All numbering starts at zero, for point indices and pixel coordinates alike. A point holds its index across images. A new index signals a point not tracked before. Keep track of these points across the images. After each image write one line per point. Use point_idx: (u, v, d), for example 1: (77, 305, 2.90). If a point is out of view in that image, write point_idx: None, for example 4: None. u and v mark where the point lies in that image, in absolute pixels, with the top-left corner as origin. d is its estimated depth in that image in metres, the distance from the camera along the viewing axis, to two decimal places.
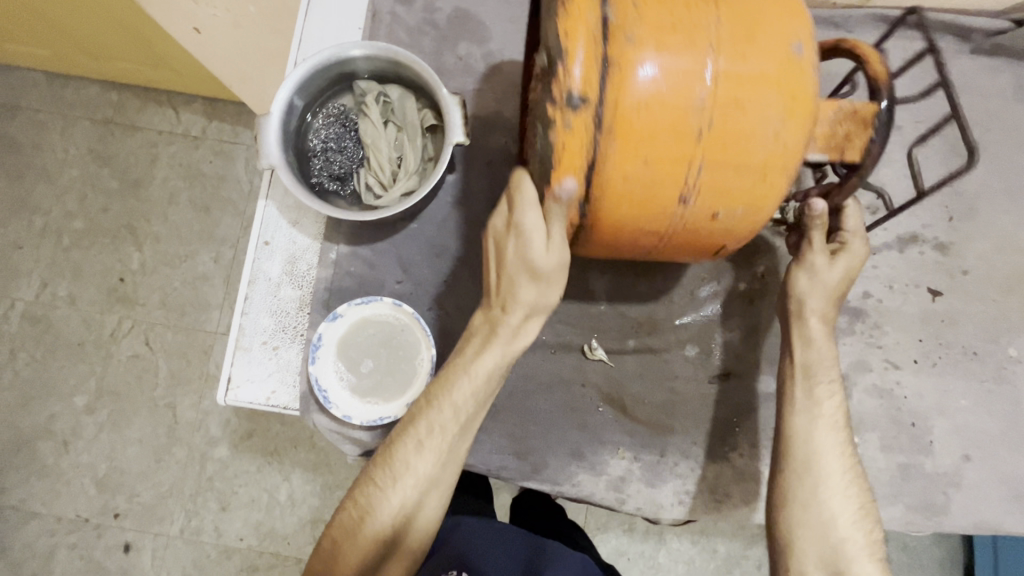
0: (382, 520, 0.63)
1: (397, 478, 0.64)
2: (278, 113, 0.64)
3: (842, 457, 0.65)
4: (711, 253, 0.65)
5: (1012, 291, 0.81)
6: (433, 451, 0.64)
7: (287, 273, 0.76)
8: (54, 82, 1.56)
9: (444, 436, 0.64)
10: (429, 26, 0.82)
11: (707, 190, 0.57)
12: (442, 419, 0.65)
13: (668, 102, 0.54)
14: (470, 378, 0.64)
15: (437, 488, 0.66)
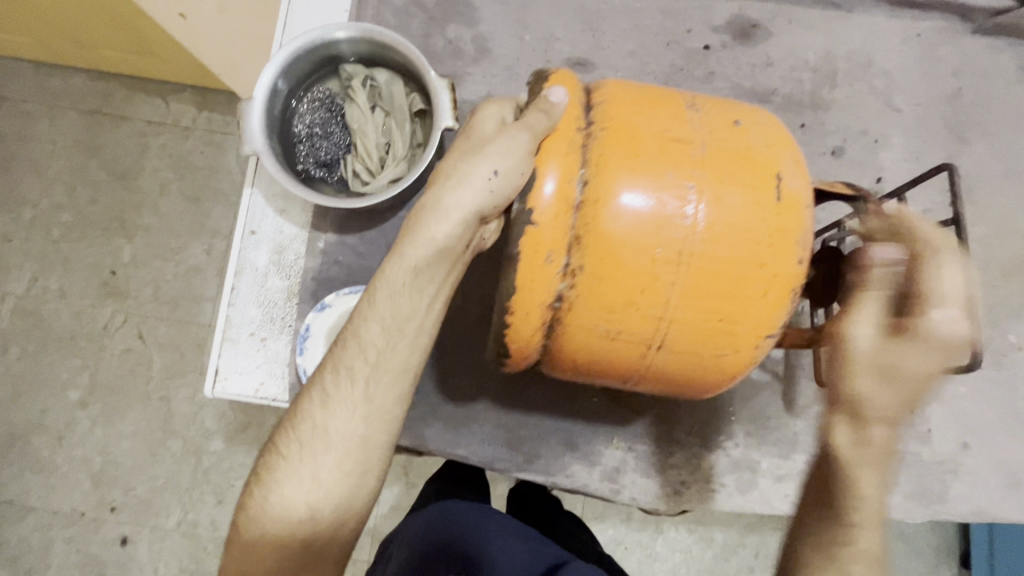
0: (287, 505, 0.55)
1: (299, 455, 0.56)
2: (261, 98, 0.62)
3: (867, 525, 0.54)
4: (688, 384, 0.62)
5: (1012, 276, 0.80)
6: (343, 407, 0.56)
7: (274, 263, 0.75)
8: (40, 72, 1.53)
9: (355, 383, 0.57)
10: (417, 8, 0.79)
11: (684, 321, 0.57)
12: (349, 362, 0.57)
13: (648, 239, 0.55)
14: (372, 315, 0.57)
15: (354, 456, 0.56)
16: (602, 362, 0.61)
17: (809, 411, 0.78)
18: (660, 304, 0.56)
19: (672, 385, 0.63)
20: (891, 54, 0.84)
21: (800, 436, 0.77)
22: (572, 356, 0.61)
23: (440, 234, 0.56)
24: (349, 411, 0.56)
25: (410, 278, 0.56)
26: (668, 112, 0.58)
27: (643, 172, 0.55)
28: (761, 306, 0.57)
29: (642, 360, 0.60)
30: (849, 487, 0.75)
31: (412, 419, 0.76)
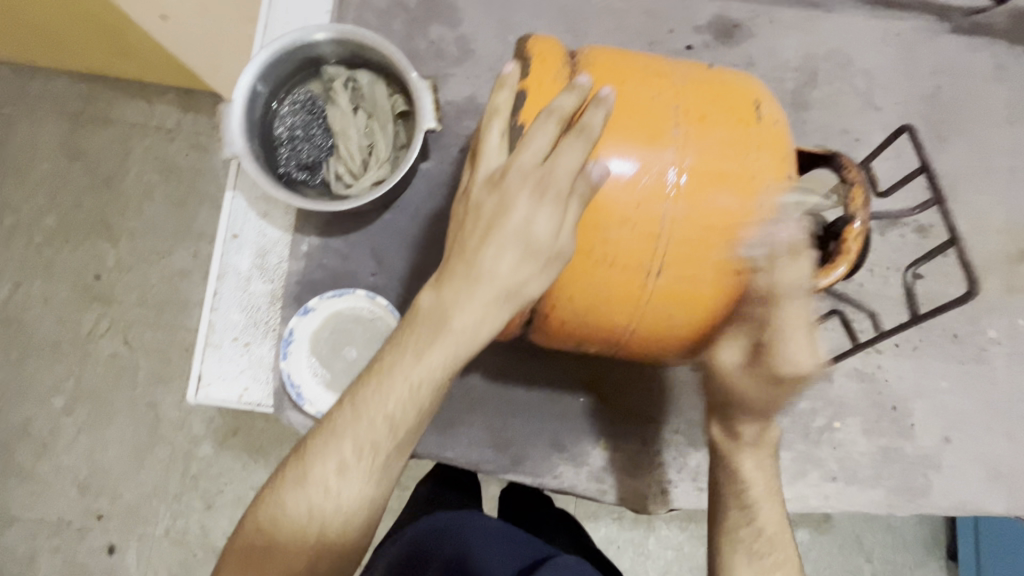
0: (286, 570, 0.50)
1: (304, 526, 0.50)
2: (241, 99, 0.61)
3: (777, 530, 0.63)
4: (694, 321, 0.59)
5: (991, 271, 0.80)
6: (358, 469, 0.50)
7: (258, 267, 0.74)
8: (19, 74, 1.51)
9: (375, 454, 0.50)
10: (399, 9, 0.79)
11: (684, 245, 0.55)
12: (374, 436, 0.50)
13: (641, 158, 0.54)
14: (403, 385, 0.49)
15: (365, 519, 0.52)
16: (602, 301, 0.58)
17: (796, 408, 0.76)
18: (657, 226, 0.55)
19: (670, 333, 0.60)
20: (871, 54, 0.84)
21: (787, 433, 0.76)
22: (571, 296, 0.58)
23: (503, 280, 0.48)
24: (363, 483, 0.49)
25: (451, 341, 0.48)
26: (646, 55, 0.61)
27: (636, 99, 0.56)
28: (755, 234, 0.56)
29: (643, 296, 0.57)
30: (834, 483, 0.75)
31: None
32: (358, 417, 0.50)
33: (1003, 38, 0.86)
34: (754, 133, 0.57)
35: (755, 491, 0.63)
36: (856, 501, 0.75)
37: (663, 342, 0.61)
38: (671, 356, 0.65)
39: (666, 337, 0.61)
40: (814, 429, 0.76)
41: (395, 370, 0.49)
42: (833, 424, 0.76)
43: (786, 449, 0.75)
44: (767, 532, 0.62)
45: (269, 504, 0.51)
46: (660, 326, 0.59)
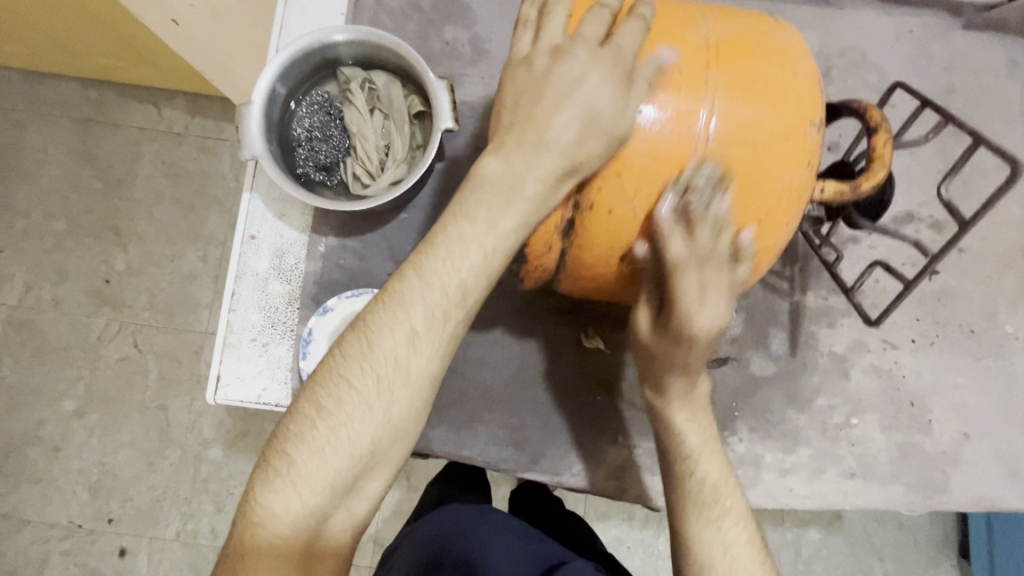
0: (353, 441, 0.50)
1: (369, 400, 0.50)
2: (260, 101, 0.61)
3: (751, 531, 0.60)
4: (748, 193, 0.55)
5: (1011, 267, 0.79)
6: (428, 342, 0.51)
7: (275, 268, 0.74)
8: (30, 81, 1.52)
9: (443, 326, 0.51)
10: (413, 11, 0.79)
11: (729, 106, 0.54)
12: (442, 303, 0.51)
13: (674, 34, 0.56)
14: (477, 248, 0.51)
15: (427, 396, 0.52)
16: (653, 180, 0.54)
17: (814, 405, 0.76)
18: (701, 86, 0.54)
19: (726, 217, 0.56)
20: (884, 51, 0.84)
21: (804, 430, 0.75)
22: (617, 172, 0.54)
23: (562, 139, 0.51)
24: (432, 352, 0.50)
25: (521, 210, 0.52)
26: None
27: (663, 0, 0.60)
28: (796, 101, 0.56)
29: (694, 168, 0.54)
30: (852, 480, 0.75)
31: None
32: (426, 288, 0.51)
33: (1015, 33, 0.86)
34: (772, 22, 0.60)
35: (690, 441, 0.62)
36: (873, 498, 0.75)
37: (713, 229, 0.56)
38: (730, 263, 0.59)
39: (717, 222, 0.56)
40: (832, 426, 0.76)
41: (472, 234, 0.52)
42: (851, 420, 0.76)
43: (804, 446, 0.75)
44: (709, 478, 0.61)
45: (328, 379, 0.50)
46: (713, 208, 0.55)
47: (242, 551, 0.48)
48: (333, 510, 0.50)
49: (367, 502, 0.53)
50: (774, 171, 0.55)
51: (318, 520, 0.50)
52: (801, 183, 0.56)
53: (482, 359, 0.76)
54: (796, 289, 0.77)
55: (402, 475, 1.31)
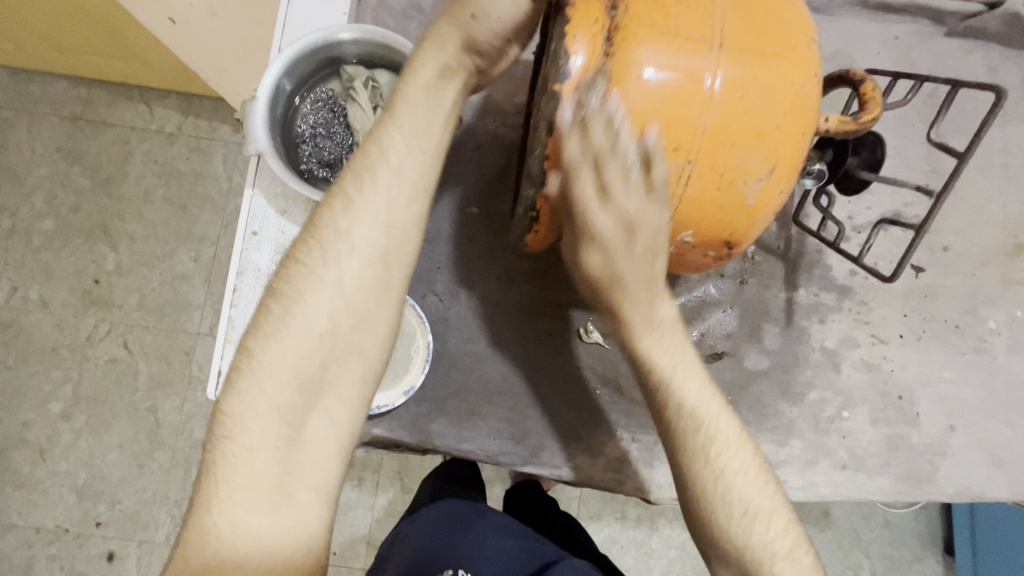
0: (309, 321, 0.51)
1: (318, 279, 0.52)
2: (265, 98, 0.61)
3: (761, 486, 0.58)
4: (766, 102, 0.54)
5: (992, 265, 0.82)
6: (367, 209, 0.53)
7: (277, 263, 0.72)
8: (18, 79, 1.50)
9: (380, 193, 0.53)
10: (415, 10, 0.79)
11: (737, 17, 0.55)
12: (375, 168, 0.53)
13: None
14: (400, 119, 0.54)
15: (380, 263, 0.53)
16: (670, 84, 0.53)
17: (806, 398, 0.78)
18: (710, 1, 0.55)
19: (746, 123, 0.54)
20: (871, 57, 0.87)
21: (797, 423, 0.77)
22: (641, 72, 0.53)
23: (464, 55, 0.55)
24: (370, 214, 0.52)
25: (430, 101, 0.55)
26: None
27: None
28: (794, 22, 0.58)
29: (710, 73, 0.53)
30: (843, 471, 0.77)
31: (414, 416, 0.74)
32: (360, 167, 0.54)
33: (994, 40, 0.89)
34: None
35: (662, 370, 0.60)
36: (863, 489, 0.77)
37: (734, 140, 0.55)
38: (751, 176, 0.56)
39: (737, 132, 0.55)
40: (824, 418, 0.78)
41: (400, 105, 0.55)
42: (842, 413, 0.78)
43: (796, 438, 0.77)
44: (686, 406, 0.60)
45: (284, 270, 0.53)
46: (732, 112, 0.54)
47: (219, 467, 0.50)
48: (305, 400, 0.52)
49: (342, 391, 0.53)
50: (788, 78, 0.55)
51: (291, 409, 0.52)
52: (810, 91, 0.56)
53: (482, 354, 0.77)
54: (788, 285, 0.79)
55: (397, 475, 1.31)
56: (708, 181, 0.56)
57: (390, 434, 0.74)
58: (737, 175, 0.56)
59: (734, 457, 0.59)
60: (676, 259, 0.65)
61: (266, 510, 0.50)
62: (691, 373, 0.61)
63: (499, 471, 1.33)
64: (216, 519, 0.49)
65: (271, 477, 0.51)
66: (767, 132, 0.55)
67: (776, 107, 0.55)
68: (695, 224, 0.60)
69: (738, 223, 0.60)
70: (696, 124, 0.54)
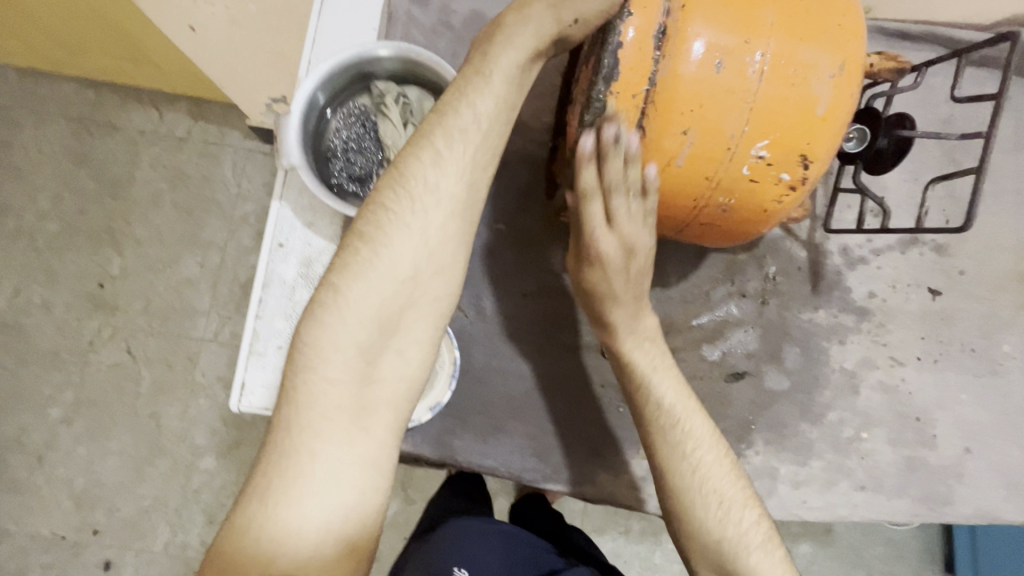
0: (395, 263, 0.51)
1: (407, 220, 0.51)
2: (299, 112, 0.61)
3: (731, 477, 0.63)
4: (824, 6, 0.56)
5: (1006, 289, 0.83)
6: (455, 163, 0.53)
7: (303, 275, 0.72)
8: (28, 80, 1.50)
9: (467, 147, 0.53)
10: (445, 28, 0.79)
11: None
12: (463, 125, 0.53)
13: None
14: (490, 81, 0.53)
15: (460, 218, 0.54)
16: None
17: (825, 419, 0.78)
18: None
19: (810, 20, 0.55)
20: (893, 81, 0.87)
21: (816, 443, 0.78)
22: None
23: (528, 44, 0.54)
24: (461, 170, 0.52)
25: (514, 74, 0.53)
26: None
27: None
28: None
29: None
30: (861, 492, 0.77)
31: (438, 432, 0.74)
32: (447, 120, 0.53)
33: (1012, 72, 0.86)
34: None
35: (642, 367, 0.67)
36: (881, 510, 0.77)
37: (801, 36, 0.55)
38: (822, 74, 0.55)
39: (803, 29, 0.55)
40: (843, 439, 0.78)
41: (491, 64, 0.53)
42: (861, 434, 0.79)
43: (816, 459, 0.78)
44: (665, 402, 0.65)
45: (370, 213, 0.52)
46: (797, 10, 0.55)
47: (298, 399, 0.49)
48: (382, 347, 0.52)
49: (414, 341, 0.54)
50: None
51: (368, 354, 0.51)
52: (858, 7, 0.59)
53: (506, 369, 0.77)
54: (808, 305, 0.80)
55: (400, 486, 1.30)
56: (781, 77, 0.54)
57: (414, 449, 0.73)
58: (809, 72, 0.55)
59: (708, 451, 0.64)
60: (745, 189, 0.59)
61: (343, 440, 0.50)
62: (671, 379, 0.67)
63: (504, 483, 1.32)
64: (296, 445, 0.49)
65: (344, 421, 0.50)
66: (832, 30, 0.55)
67: (833, 10, 0.56)
68: (771, 131, 0.56)
69: (814, 131, 0.56)
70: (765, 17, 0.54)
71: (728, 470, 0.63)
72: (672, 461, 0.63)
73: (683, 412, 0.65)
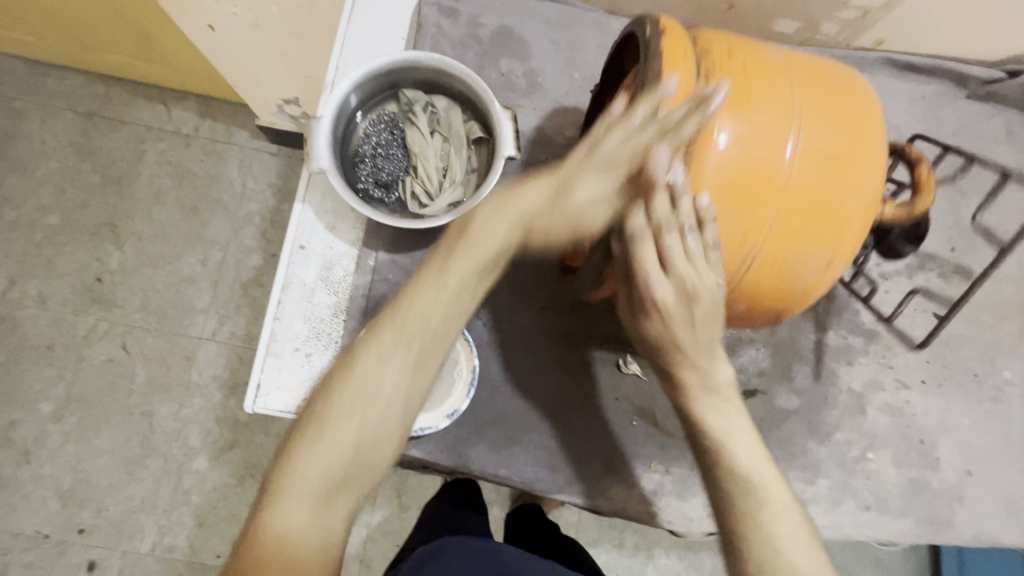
0: (338, 436, 0.53)
1: (348, 405, 0.54)
2: (331, 115, 0.62)
3: (813, 553, 0.54)
4: (829, 205, 0.58)
5: (1007, 317, 0.86)
6: (395, 360, 0.55)
7: (324, 279, 0.72)
8: (34, 71, 1.49)
9: (410, 345, 0.56)
10: (473, 41, 0.81)
11: (814, 120, 0.57)
12: (410, 325, 0.56)
13: (761, 61, 0.60)
14: (446, 281, 0.57)
15: (402, 401, 0.55)
16: (757, 115, 0.56)
17: (833, 438, 0.80)
18: (788, 105, 0.57)
19: (810, 223, 0.57)
20: (904, 114, 0.88)
21: (824, 462, 0.79)
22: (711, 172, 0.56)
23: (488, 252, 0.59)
24: (399, 366, 0.54)
25: (470, 275, 0.58)
26: None
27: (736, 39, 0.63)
28: (867, 124, 0.60)
29: (792, 106, 0.57)
30: (867, 512, 0.78)
31: (453, 439, 0.74)
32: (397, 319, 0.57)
33: (1014, 106, 0.90)
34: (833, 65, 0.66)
35: (713, 429, 0.59)
36: (886, 530, 0.78)
37: (793, 241, 0.58)
38: (809, 265, 0.59)
39: (798, 234, 0.58)
40: (850, 459, 0.79)
41: (450, 269, 0.58)
42: (867, 454, 0.80)
43: (824, 477, 0.79)
44: (740, 462, 0.57)
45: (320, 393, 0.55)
46: (812, 145, 0.57)
47: (258, 529, 0.51)
48: (334, 497, 0.53)
49: (362, 493, 0.55)
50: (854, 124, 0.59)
51: (320, 501, 0.52)
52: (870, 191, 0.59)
53: (522, 380, 0.77)
54: (819, 326, 0.82)
55: (395, 492, 1.29)
56: (768, 267, 0.59)
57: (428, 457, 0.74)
58: (796, 265, 0.59)
59: (786, 523, 0.54)
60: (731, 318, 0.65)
61: (316, 551, 0.51)
62: (749, 440, 0.59)
63: (499, 492, 1.32)
64: (264, 549, 0.50)
65: (294, 560, 0.50)
66: (827, 233, 0.58)
67: (837, 206, 0.58)
68: (749, 300, 0.62)
69: (789, 303, 0.63)
70: (785, 149, 0.56)
71: (813, 543, 0.54)
72: (742, 527, 0.54)
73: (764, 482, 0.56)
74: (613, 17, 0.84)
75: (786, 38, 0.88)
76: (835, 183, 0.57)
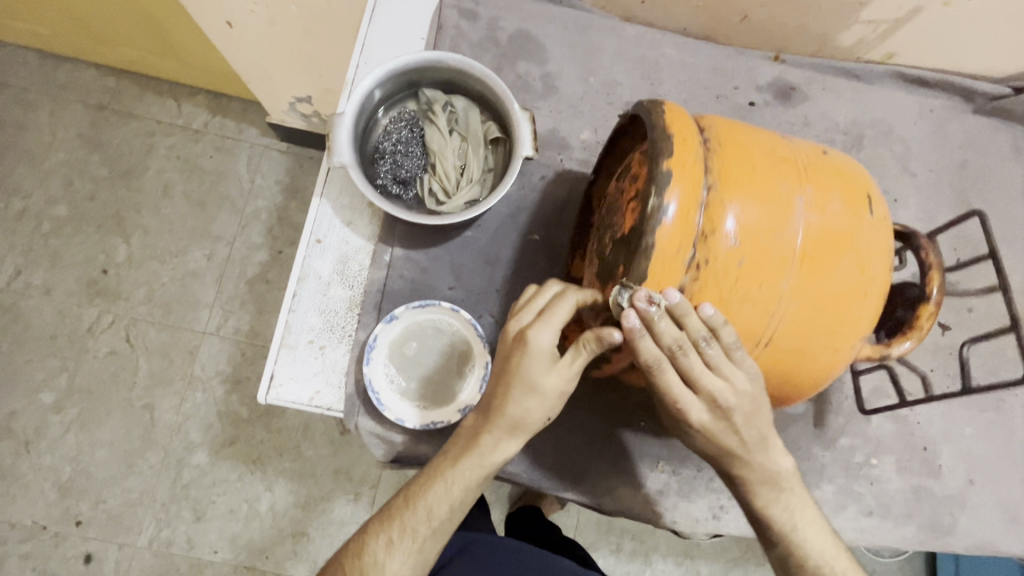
0: None
1: (400, 537, 0.59)
2: (353, 113, 0.63)
3: None
4: (787, 381, 0.61)
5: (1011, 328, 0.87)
6: (404, 549, 0.59)
7: (338, 272, 0.73)
8: (47, 63, 1.50)
9: (419, 535, 0.60)
10: (491, 43, 0.82)
11: (799, 314, 0.56)
12: (417, 520, 0.60)
13: (771, 235, 0.53)
14: (448, 486, 0.59)
15: (420, 564, 0.60)
16: (742, 302, 0.55)
17: (837, 443, 0.81)
18: (775, 302, 0.55)
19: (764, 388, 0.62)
20: (912, 126, 0.89)
21: (828, 467, 0.80)
22: None
23: (475, 471, 0.59)
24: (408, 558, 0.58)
25: (464, 482, 0.59)
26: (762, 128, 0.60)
27: (759, 182, 0.54)
28: (861, 308, 0.57)
29: (783, 294, 0.54)
30: (870, 517, 0.79)
31: None
32: (409, 507, 0.60)
33: (1019, 122, 0.91)
34: (865, 203, 0.57)
35: (780, 526, 0.60)
36: (888, 536, 0.79)
37: None
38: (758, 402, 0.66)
39: None
40: (853, 464, 0.80)
41: (448, 476, 0.60)
42: (871, 460, 0.81)
43: (828, 482, 0.79)
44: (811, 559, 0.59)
45: (350, 553, 0.61)
46: (790, 332, 0.56)
47: None
48: None
49: None
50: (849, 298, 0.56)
51: None
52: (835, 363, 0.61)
53: None
54: None
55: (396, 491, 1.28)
56: None
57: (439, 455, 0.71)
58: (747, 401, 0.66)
59: None
60: None
61: None
62: (816, 526, 0.61)
63: (499, 494, 1.32)
64: None
65: None
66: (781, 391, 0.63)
67: (795, 380, 0.61)
68: None
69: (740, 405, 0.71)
70: (758, 340, 0.57)
71: None
72: None
73: (834, 564, 0.59)
74: (628, 25, 0.86)
75: (797, 49, 0.90)
76: (804, 359, 0.59)
